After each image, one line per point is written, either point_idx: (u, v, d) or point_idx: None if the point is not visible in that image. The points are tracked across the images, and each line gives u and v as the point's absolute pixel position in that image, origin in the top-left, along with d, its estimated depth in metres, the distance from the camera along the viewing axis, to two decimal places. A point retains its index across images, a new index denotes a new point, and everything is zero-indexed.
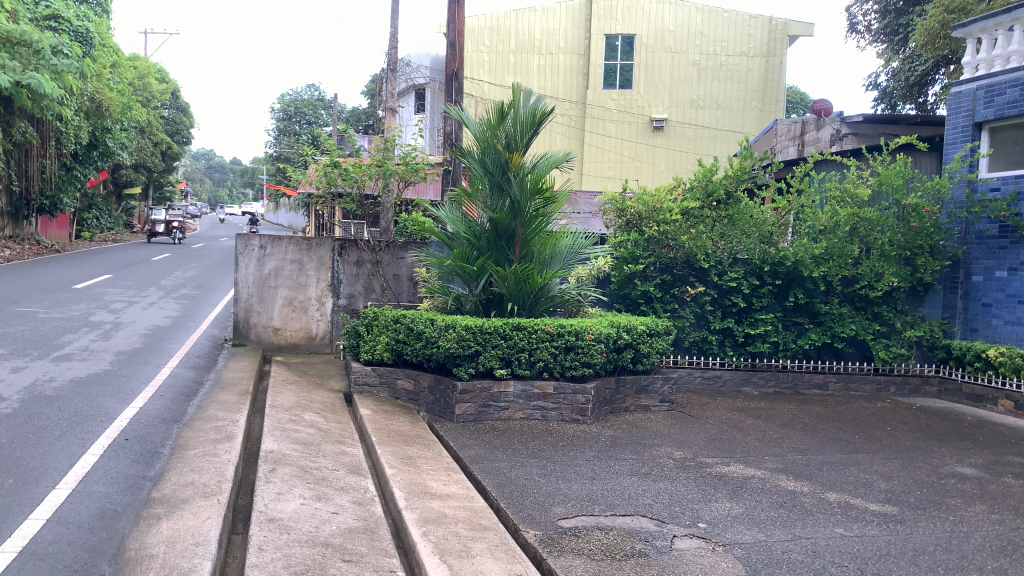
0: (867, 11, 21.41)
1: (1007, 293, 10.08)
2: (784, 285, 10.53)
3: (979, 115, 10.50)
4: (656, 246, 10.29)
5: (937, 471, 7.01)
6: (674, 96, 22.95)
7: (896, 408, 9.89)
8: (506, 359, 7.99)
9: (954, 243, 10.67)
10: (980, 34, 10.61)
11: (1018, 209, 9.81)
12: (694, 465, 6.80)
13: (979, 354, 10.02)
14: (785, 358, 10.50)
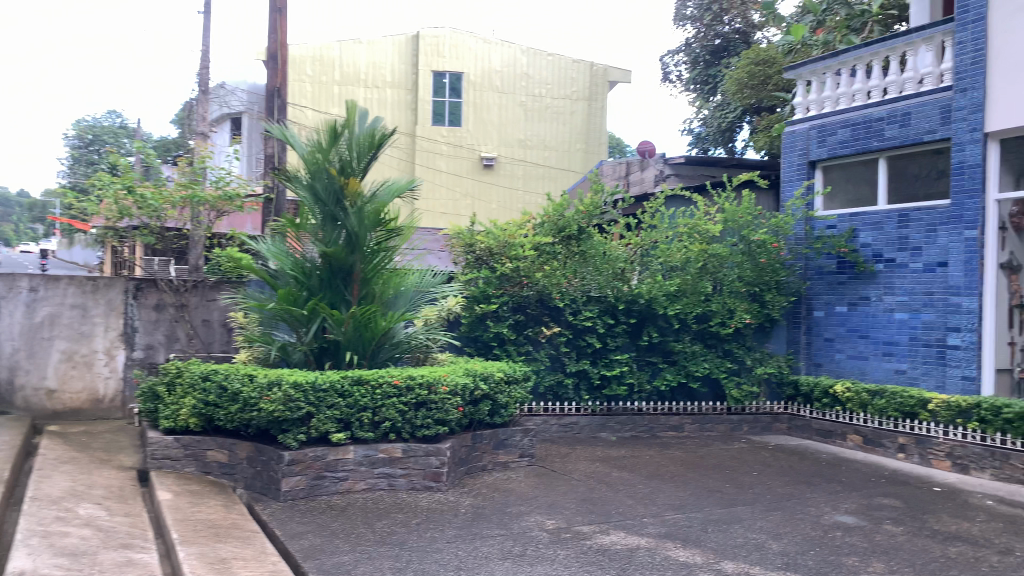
0: (678, 61, 21.50)
1: (848, 328, 9.52)
2: (637, 324, 9.86)
3: (814, 154, 9.92)
4: (508, 283, 9.39)
5: (820, 523, 6.37)
6: (503, 134, 22.56)
7: (754, 449, 9.12)
8: (346, 421, 6.73)
9: (796, 279, 10.04)
10: (809, 76, 10.07)
11: (858, 244, 9.38)
12: (571, 538, 5.87)
13: (826, 390, 9.39)
14: (641, 400, 9.82)
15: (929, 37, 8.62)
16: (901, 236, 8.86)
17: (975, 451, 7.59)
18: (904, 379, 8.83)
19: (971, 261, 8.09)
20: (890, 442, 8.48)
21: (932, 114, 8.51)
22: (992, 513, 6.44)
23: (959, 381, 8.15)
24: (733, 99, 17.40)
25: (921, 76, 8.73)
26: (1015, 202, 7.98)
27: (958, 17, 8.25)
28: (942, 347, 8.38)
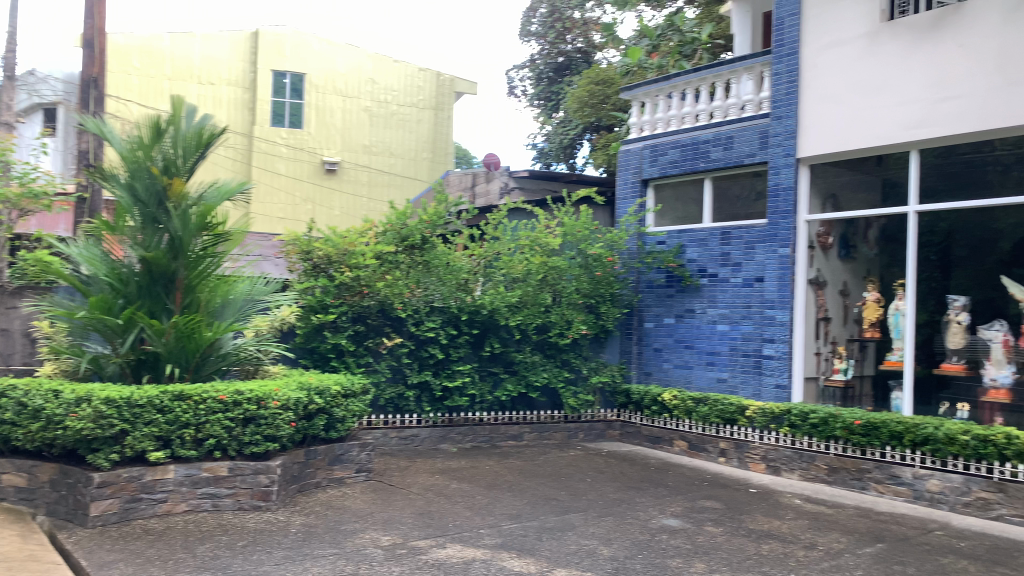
0: (523, 77, 21.97)
1: (675, 338, 10.01)
2: (479, 334, 9.88)
3: (646, 173, 10.41)
4: (347, 292, 9.02)
5: (648, 527, 6.62)
6: (347, 139, 22.05)
7: (589, 455, 9.37)
8: (165, 438, 6.28)
9: (629, 291, 10.45)
10: (643, 98, 10.56)
11: (685, 260, 9.89)
12: (406, 554, 5.75)
13: (655, 398, 9.79)
14: (481, 410, 9.87)
15: (750, 67, 9.28)
16: (723, 253, 9.44)
17: (785, 453, 8.21)
18: (724, 387, 9.35)
19: (783, 277, 8.73)
20: (712, 447, 9.00)
21: (751, 138, 9.17)
22: (798, 511, 6.97)
23: (773, 389, 8.75)
24: (574, 117, 17.95)
25: (742, 103, 9.34)
26: (821, 223, 8.71)
27: (775, 50, 8.93)
28: (758, 357, 8.97)
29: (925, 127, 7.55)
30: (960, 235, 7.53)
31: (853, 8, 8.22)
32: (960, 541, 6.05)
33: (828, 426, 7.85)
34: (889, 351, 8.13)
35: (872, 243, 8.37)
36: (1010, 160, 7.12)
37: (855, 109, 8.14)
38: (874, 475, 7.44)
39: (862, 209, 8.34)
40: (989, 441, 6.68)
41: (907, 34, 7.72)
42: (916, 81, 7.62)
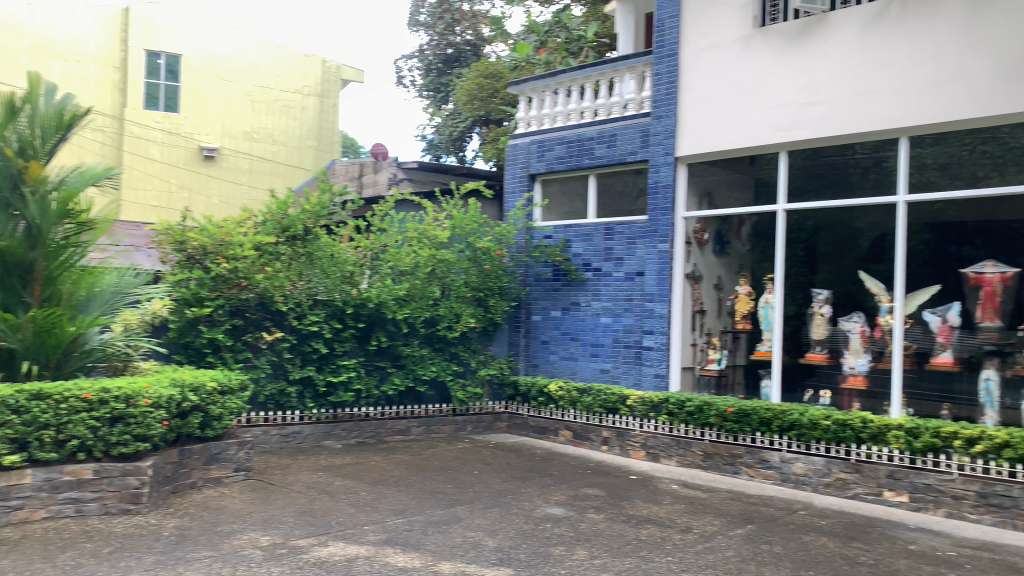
0: (412, 66, 21.73)
1: (561, 331, 10.17)
2: (365, 328, 9.72)
3: (533, 168, 10.52)
4: (224, 285, 8.64)
5: (532, 516, 6.72)
6: (226, 125, 21.19)
7: (476, 448, 9.39)
8: (21, 441, 5.87)
9: (517, 285, 10.55)
10: (530, 93, 10.66)
11: (570, 254, 10.10)
12: (287, 553, 5.60)
13: (542, 389, 9.93)
14: (368, 405, 9.69)
15: (632, 66, 9.53)
16: (606, 248, 9.68)
17: (664, 440, 8.50)
18: (608, 378, 9.58)
19: (662, 272, 9.06)
20: (595, 436, 9.21)
21: (633, 136, 9.42)
22: (676, 496, 7.25)
23: (653, 379, 9.06)
24: (463, 109, 17.91)
25: (625, 101, 9.59)
26: (698, 220, 9.03)
27: (656, 51, 9.20)
28: (638, 348, 9.26)
29: (793, 129, 7.99)
30: (824, 232, 8.01)
31: (728, 13, 8.58)
32: (821, 519, 6.46)
33: (703, 414, 8.21)
34: (758, 342, 8.54)
35: (744, 239, 8.70)
36: (868, 163, 7.63)
37: (730, 110, 8.51)
38: (745, 459, 7.82)
39: (735, 206, 8.70)
40: (847, 425, 7.17)
41: (778, 40, 8.13)
42: (787, 86, 8.04)
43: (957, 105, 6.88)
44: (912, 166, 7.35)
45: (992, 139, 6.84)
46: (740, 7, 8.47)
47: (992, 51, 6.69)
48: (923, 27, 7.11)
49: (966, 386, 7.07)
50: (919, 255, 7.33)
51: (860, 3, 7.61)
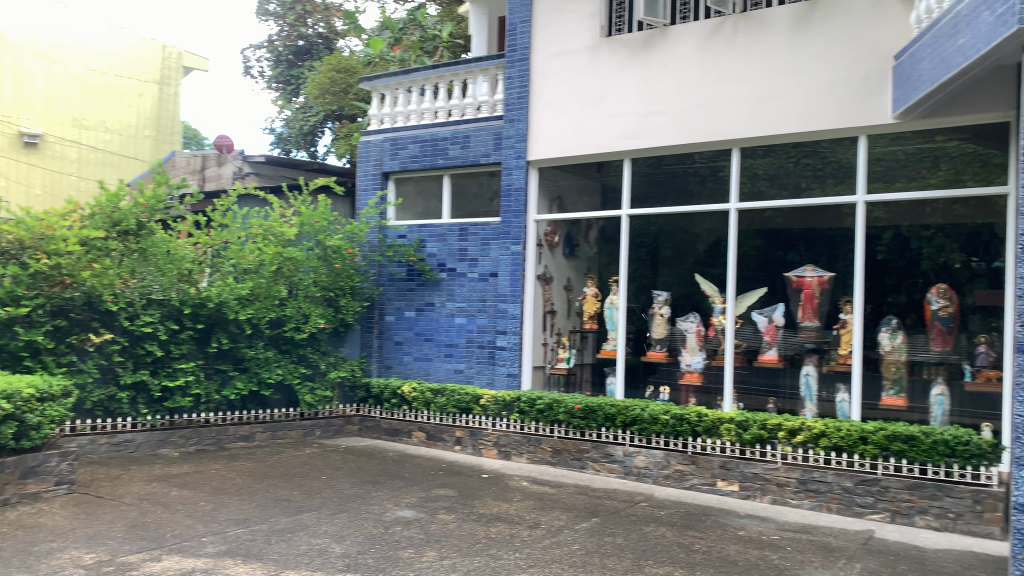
0: (260, 57, 20.90)
1: (415, 331, 10.05)
2: (205, 329, 9.19)
3: (387, 166, 10.39)
4: (44, 282, 7.96)
5: (382, 520, 6.61)
6: (51, 110, 19.41)
7: (325, 452, 9.12)
8: None
9: (369, 284, 10.33)
10: (383, 90, 10.52)
11: (425, 254, 10.00)
12: (114, 571, 5.21)
13: (395, 391, 9.79)
14: (208, 411, 9.20)
15: (485, 68, 9.62)
16: (460, 248, 9.68)
17: (515, 438, 8.62)
18: (461, 378, 9.59)
19: (514, 273, 9.19)
20: (448, 436, 9.20)
21: (486, 139, 9.51)
22: (525, 493, 7.37)
23: (505, 378, 9.18)
24: (314, 103, 17.42)
25: (478, 103, 9.66)
26: (548, 222, 9.22)
27: (508, 55, 9.33)
28: (492, 348, 9.35)
29: (635, 138, 8.35)
30: (665, 237, 8.37)
31: (577, 22, 8.85)
32: (660, 510, 6.77)
33: (552, 411, 8.40)
34: (604, 341, 8.84)
35: (592, 243, 8.96)
36: (706, 172, 8.10)
37: (579, 116, 8.77)
38: (591, 454, 8.06)
39: (584, 210, 8.98)
40: (684, 420, 7.58)
41: (623, 51, 8.46)
42: (630, 96, 8.40)
43: (783, 119, 7.43)
44: (744, 176, 7.86)
45: (814, 153, 7.46)
46: (589, 16, 8.75)
47: (813, 70, 7.28)
48: (753, 45, 7.63)
49: (788, 380, 7.62)
50: (749, 260, 7.84)
51: (697, 19, 8.05)
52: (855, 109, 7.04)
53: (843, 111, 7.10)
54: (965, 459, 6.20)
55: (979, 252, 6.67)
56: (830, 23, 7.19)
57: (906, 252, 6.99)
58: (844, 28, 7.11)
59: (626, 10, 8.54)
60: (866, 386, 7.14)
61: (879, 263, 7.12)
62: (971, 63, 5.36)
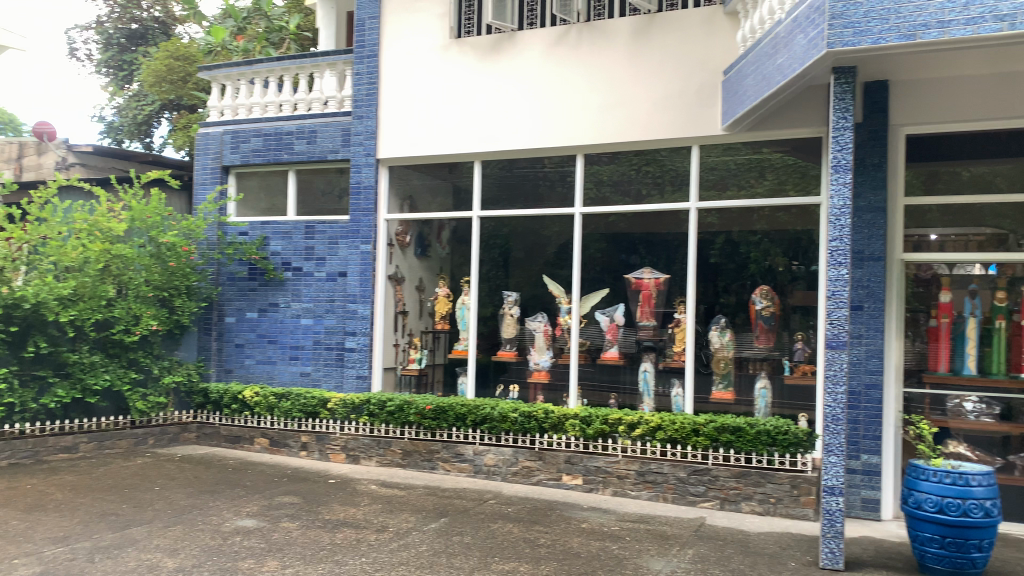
0: (87, 38, 19.43)
1: (258, 333, 9.63)
2: (19, 333, 8.39)
3: (226, 159, 9.91)
4: None
5: (220, 531, 6.30)
6: None
7: (158, 463, 8.58)
8: None
9: (207, 284, 9.80)
10: (223, 80, 10.04)
11: (267, 252, 9.61)
12: None
13: (235, 395, 9.31)
14: (23, 421, 8.41)
15: (332, 63, 9.42)
16: (306, 247, 9.38)
17: (364, 442, 8.47)
18: (308, 381, 9.30)
19: (364, 273, 9.03)
20: (293, 442, 8.88)
21: (333, 135, 9.30)
22: (373, 496, 7.25)
23: (354, 380, 9.00)
24: (150, 90, 16.41)
25: (325, 98, 9.43)
26: (399, 222, 9.14)
27: (356, 51, 9.16)
28: (340, 350, 9.15)
29: (485, 140, 8.43)
30: (516, 239, 8.51)
31: (426, 22, 8.83)
32: (507, 507, 6.87)
33: (402, 413, 8.32)
34: (455, 341, 8.86)
35: (444, 242, 8.96)
36: (554, 176, 8.30)
37: (429, 116, 8.74)
38: (441, 454, 8.07)
39: (436, 210, 8.96)
40: (532, 417, 7.73)
41: (473, 53, 8.52)
42: (480, 98, 8.47)
43: (624, 127, 7.77)
44: (589, 181, 8.13)
45: (654, 161, 7.83)
46: (438, 17, 8.77)
47: (651, 81, 7.65)
48: (596, 54, 7.92)
49: (629, 377, 7.95)
50: (595, 262, 8.11)
51: (544, 26, 8.26)
52: (690, 121, 7.48)
53: (679, 122, 7.52)
54: (784, 447, 6.74)
55: (798, 256, 7.22)
56: (665, 37, 7.59)
57: (736, 256, 7.47)
58: (678, 42, 7.53)
59: (475, 13, 8.64)
60: (699, 380, 7.60)
61: (712, 266, 7.57)
62: (788, 81, 5.82)
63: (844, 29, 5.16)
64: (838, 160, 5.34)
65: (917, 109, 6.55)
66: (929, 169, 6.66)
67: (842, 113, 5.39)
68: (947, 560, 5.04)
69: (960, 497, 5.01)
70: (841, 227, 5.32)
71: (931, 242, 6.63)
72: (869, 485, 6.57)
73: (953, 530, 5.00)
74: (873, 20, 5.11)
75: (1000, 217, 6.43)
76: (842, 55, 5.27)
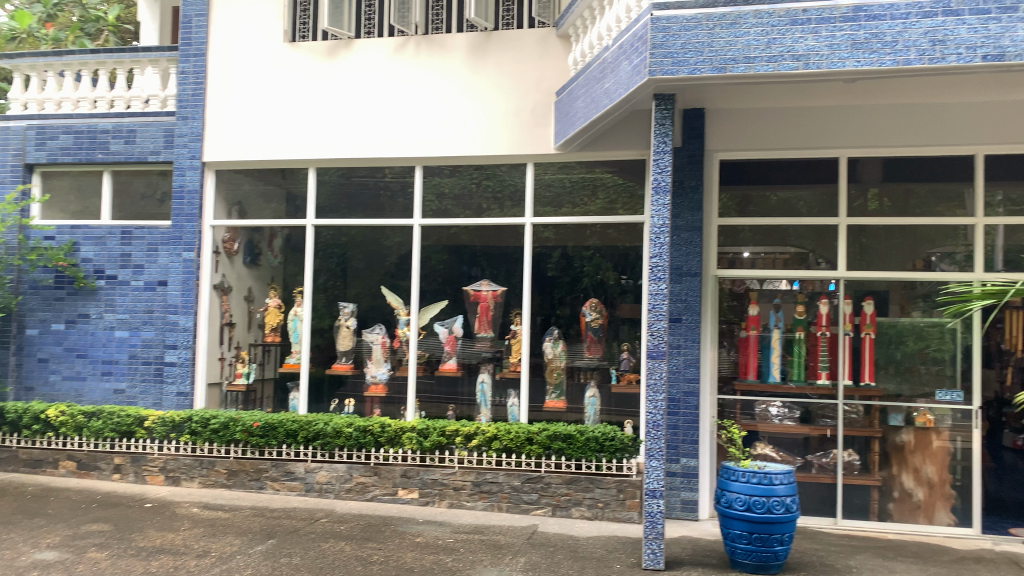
0: None
1: (65, 346, 8.82)
2: None
3: (30, 157, 9.04)
4: None
5: (14, 566, 5.69)
6: None
7: None
8: None
9: (4, 293, 8.82)
10: (28, 71, 9.18)
11: (78, 259, 8.85)
12: None
13: (37, 415, 8.37)
14: None
15: (155, 60, 8.87)
16: (122, 253, 8.73)
17: (185, 462, 7.98)
18: (122, 399, 8.62)
19: (187, 282, 8.52)
20: (105, 464, 8.21)
21: (155, 135, 8.74)
22: (195, 520, 6.84)
23: (174, 397, 8.45)
24: None
25: (146, 96, 8.87)
26: (226, 229, 8.74)
27: (181, 48, 8.65)
28: (159, 365, 8.57)
29: (322, 148, 8.23)
30: (353, 250, 8.35)
31: (259, 23, 8.52)
32: (340, 524, 6.70)
33: (228, 431, 7.88)
34: (287, 355, 8.55)
35: (275, 251, 8.64)
36: (395, 187, 8.24)
37: (261, 120, 8.41)
38: (270, 473, 7.74)
39: (268, 218, 8.63)
40: (367, 431, 7.58)
41: (309, 57, 8.31)
42: (317, 104, 8.25)
43: (461, 140, 7.87)
44: (430, 193, 8.13)
45: (493, 175, 7.96)
46: (272, 18, 8.49)
47: (488, 96, 7.81)
48: (435, 67, 7.96)
49: (467, 388, 8.00)
50: (436, 274, 8.12)
51: (381, 36, 8.19)
52: (525, 139, 7.72)
53: (516, 139, 7.73)
54: (611, 453, 7.03)
55: (627, 271, 7.59)
56: (502, 55, 7.80)
57: (571, 270, 7.72)
58: (514, 61, 7.77)
59: (311, 17, 8.44)
60: (533, 390, 7.79)
61: (548, 279, 7.79)
62: (615, 105, 6.12)
63: (664, 58, 5.50)
64: (658, 181, 5.67)
65: (731, 137, 7.09)
66: (743, 192, 7.21)
67: (662, 138, 5.73)
68: (754, 554, 5.44)
69: (765, 495, 5.43)
70: (661, 244, 5.65)
71: (744, 260, 7.17)
72: (688, 487, 6.99)
73: (759, 526, 5.40)
74: (689, 51, 5.49)
75: (802, 238, 7.07)
76: (663, 83, 5.62)
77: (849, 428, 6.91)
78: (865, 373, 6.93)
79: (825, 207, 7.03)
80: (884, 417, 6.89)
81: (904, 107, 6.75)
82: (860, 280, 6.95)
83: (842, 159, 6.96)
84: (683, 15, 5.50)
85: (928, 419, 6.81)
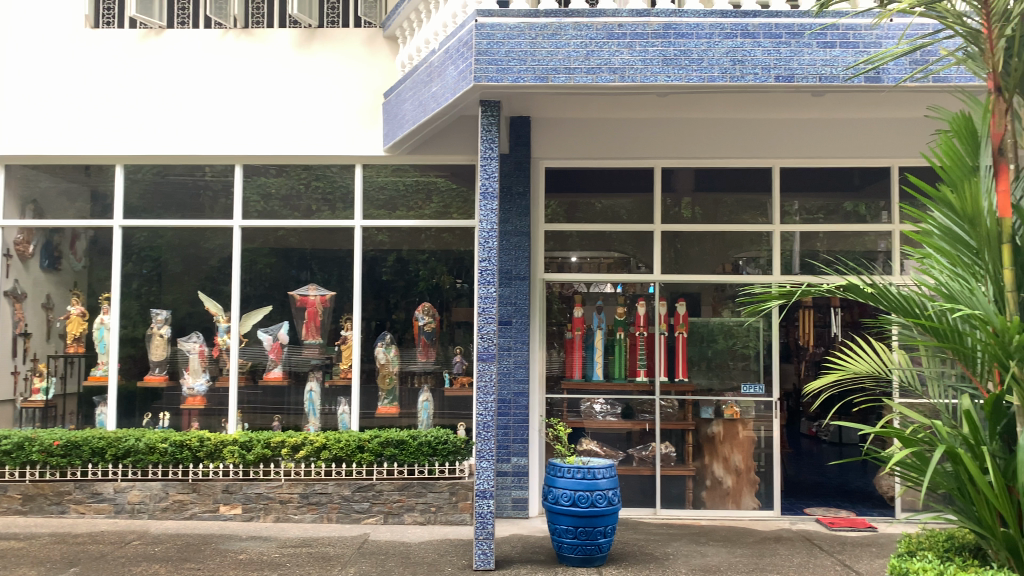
0: None
1: None
2: None
3: None
4: None
5: None
6: None
7: None
8: None
9: None
10: None
11: None
12: None
13: None
14: None
15: None
16: None
17: None
18: None
19: None
20: None
21: None
22: None
23: None
24: None
25: None
26: (20, 230, 7.95)
27: None
28: None
29: (133, 143, 7.67)
30: (169, 253, 7.85)
31: (56, 6, 7.80)
32: (154, 547, 6.26)
33: (22, 452, 7.13)
34: (93, 366, 7.88)
35: (78, 254, 7.94)
36: (217, 186, 7.81)
37: (62, 111, 7.71)
38: (74, 496, 7.12)
39: (70, 218, 7.92)
40: (184, 446, 7.12)
41: (115, 45, 7.71)
42: (126, 96, 7.68)
43: (287, 139, 7.60)
44: (254, 193, 7.79)
45: (323, 177, 7.75)
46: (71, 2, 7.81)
47: (314, 95, 7.60)
48: (257, 62, 7.65)
49: (294, 397, 7.72)
50: (263, 278, 7.80)
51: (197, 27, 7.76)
52: (352, 140, 7.59)
53: (344, 140, 7.58)
54: (444, 457, 7.04)
55: (461, 275, 7.66)
56: (328, 54, 7.63)
57: (405, 274, 7.68)
58: (341, 61, 7.63)
59: (117, 3, 7.84)
60: (364, 396, 7.65)
61: (381, 283, 7.69)
62: (441, 110, 6.14)
63: (489, 65, 5.58)
64: (486, 187, 5.75)
65: (558, 145, 7.33)
66: (570, 199, 7.45)
67: (489, 144, 5.83)
68: (579, 548, 5.63)
69: (589, 489, 5.64)
70: (490, 249, 5.73)
71: (572, 264, 7.42)
72: (518, 486, 7.12)
73: (584, 520, 5.60)
74: (512, 59, 5.60)
75: (624, 243, 7.42)
76: (488, 89, 5.70)
77: (666, 422, 7.34)
78: (679, 370, 7.38)
79: (645, 214, 7.42)
80: (697, 411, 7.36)
81: (712, 122, 7.26)
82: (675, 282, 7.39)
83: (659, 169, 7.38)
84: (506, 23, 5.61)
85: (734, 411, 7.35)
